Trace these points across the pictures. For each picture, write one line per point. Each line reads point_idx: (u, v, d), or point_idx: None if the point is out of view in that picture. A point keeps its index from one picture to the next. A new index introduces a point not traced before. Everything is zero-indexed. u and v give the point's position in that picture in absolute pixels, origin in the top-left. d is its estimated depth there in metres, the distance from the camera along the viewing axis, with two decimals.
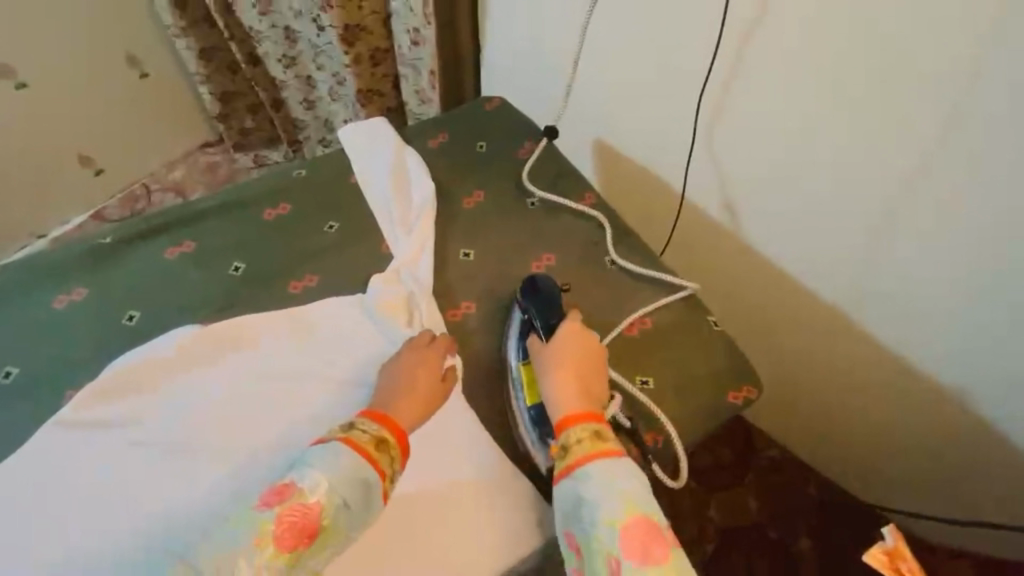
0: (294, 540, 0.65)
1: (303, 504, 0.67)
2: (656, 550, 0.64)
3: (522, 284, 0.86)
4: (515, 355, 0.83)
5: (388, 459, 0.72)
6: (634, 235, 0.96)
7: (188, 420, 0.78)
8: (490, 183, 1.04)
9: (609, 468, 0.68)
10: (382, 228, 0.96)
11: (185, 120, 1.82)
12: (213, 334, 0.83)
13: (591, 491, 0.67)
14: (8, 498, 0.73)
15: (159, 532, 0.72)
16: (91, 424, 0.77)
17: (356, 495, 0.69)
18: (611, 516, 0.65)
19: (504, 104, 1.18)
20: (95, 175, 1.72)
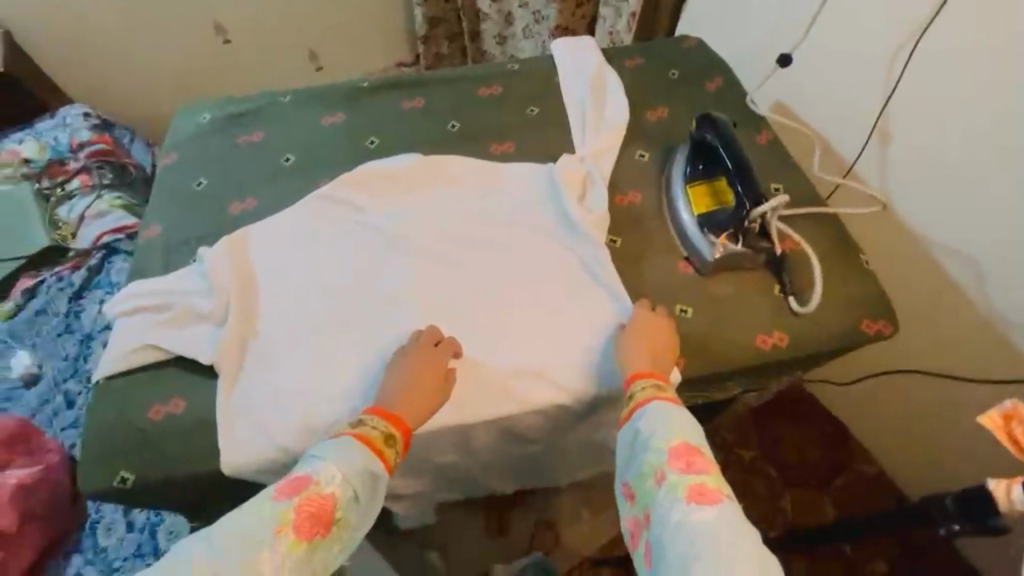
0: (313, 528, 0.65)
1: (318, 495, 0.67)
2: (701, 466, 0.68)
3: (697, 119, 0.94)
4: (682, 179, 0.93)
5: (393, 451, 0.74)
6: (800, 172, 1.02)
7: (405, 217, 0.97)
8: (673, 103, 1.14)
9: (667, 408, 0.73)
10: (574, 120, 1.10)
11: (395, 43, 2.43)
12: (437, 161, 1.01)
13: (646, 426, 0.72)
14: (270, 236, 0.93)
15: (377, 288, 0.90)
16: (341, 200, 0.98)
17: (361, 503, 0.69)
18: (659, 440, 0.71)
19: (701, 43, 1.27)
20: (315, 70, 2.38)
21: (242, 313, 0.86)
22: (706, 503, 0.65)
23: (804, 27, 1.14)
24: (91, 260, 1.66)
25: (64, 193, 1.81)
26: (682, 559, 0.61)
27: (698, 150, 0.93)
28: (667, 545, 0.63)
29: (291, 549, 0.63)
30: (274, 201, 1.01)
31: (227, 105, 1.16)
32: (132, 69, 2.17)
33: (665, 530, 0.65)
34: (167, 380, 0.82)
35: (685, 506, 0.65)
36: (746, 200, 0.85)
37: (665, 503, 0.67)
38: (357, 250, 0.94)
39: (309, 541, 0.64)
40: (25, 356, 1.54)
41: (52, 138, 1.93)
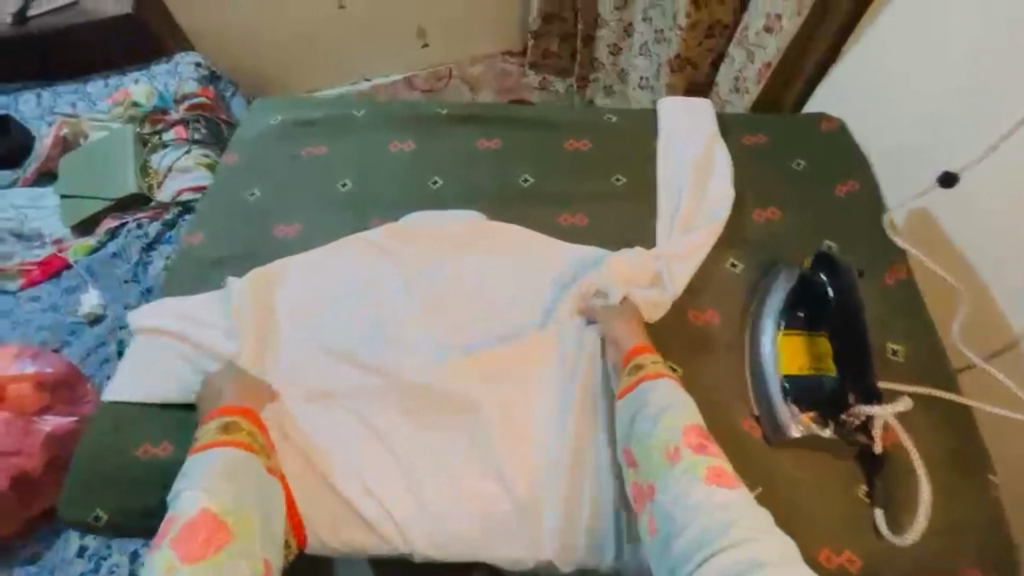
0: (204, 546, 0.61)
1: (190, 522, 0.62)
2: (714, 451, 0.66)
3: (816, 255, 0.75)
4: (774, 323, 0.77)
5: (249, 437, 0.71)
6: (929, 334, 0.81)
7: (431, 276, 0.88)
8: (789, 203, 0.95)
9: (677, 389, 0.72)
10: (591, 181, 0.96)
11: (506, 31, 2.37)
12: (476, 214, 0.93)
13: (652, 400, 0.71)
14: (306, 271, 0.88)
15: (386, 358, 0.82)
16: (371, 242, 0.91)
17: (255, 503, 0.65)
18: (673, 418, 0.68)
19: (842, 129, 1.05)
20: (421, 47, 2.34)
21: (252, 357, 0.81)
22: (721, 486, 0.63)
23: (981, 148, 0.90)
24: (167, 215, 1.73)
25: (160, 141, 1.88)
26: (690, 533, 0.60)
27: (804, 294, 0.75)
28: (674, 522, 0.62)
29: (194, 570, 0.59)
30: (318, 233, 0.95)
31: (301, 108, 1.11)
32: (248, 23, 2.21)
33: (676, 506, 0.63)
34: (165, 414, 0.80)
35: (705, 487, 0.63)
36: (850, 389, 0.70)
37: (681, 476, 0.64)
38: (375, 307, 0.86)
39: (209, 557, 0.60)
40: (92, 294, 1.61)
41: (161, 85, 2.01)
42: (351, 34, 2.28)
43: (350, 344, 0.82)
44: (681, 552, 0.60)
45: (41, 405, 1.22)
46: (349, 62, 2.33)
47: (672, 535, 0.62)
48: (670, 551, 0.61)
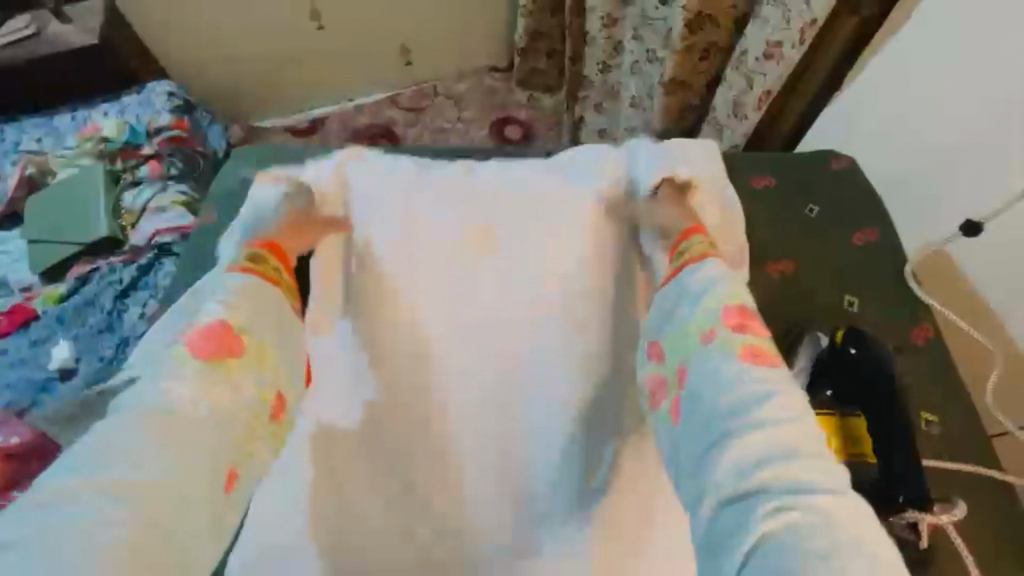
0: (215, 351, 0.58)
1: (212, 329, 0.59)
2: (754, 329, 0.60)
3: (843, 330, 0.69)
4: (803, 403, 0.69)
5: (275, 270, 0.67)
6: (964, 398, 0.77)
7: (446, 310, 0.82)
8: (805, 255, 0.89)
9: (725, 266, 0.65)
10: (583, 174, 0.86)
11: (491, 47, 2.31)
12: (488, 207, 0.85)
13: (694, 280, 0.65)
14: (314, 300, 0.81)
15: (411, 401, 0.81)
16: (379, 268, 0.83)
17: (272, 326, 0.63)
18: (716, 296, 0.62)
19: (854, 167, 1.00)
20: (405, 65, 2.27)
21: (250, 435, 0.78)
22: (761, 364, 0.58)
23: (1005, 195, 0.85)
24: (143, 258, 1.64)
25: (133, 178, 1.80)
26: (725, 403, 0.56)
27: (834, 372, 0.69)
28: (706, 395, 0.58)
29: (202, 374, 0.57)
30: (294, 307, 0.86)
31: (281, 158, 1.04)
32: (223, 46, 2.11)
33: (713, 385, 0.58)
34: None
35: (741, 362, 0.57)
36: (903, 497, 0.60)
37: (711, 355, 0.59)
38: (376, 354, 0.81)
39: (226, 361, 0.59)
40: (63, 346, 1.51)
41: (132, 116, 1.91)
42: (331, 54, 2.19)
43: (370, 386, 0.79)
44: (739, 402, 0.55)
45: None
46: (330, 83, 2.26)
47: (713, 397, 0.57)
48: (698, 434, 0.57)
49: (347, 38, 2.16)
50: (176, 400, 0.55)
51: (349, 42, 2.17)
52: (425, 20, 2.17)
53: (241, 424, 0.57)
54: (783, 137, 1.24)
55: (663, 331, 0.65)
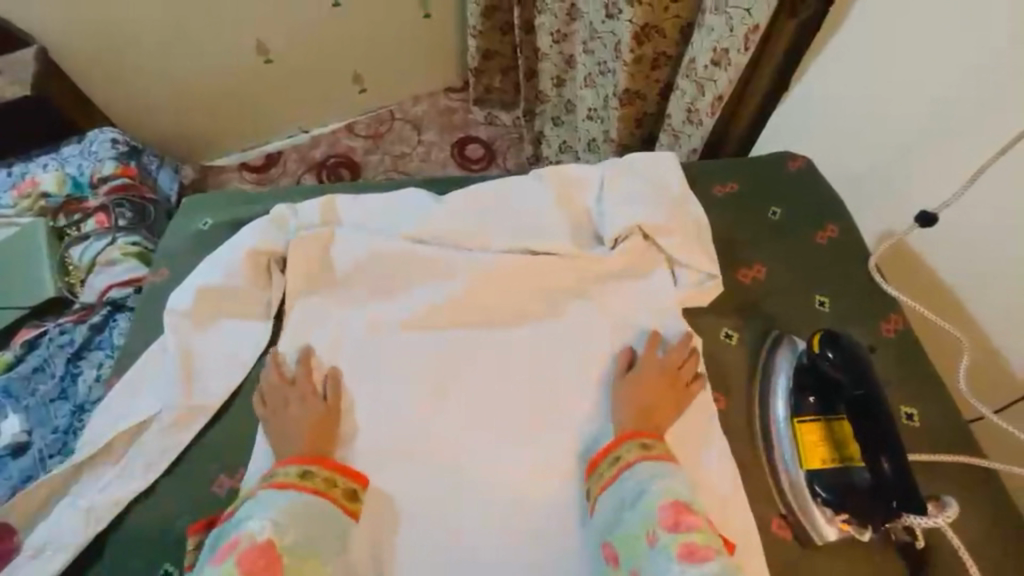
0: (261, 574, 0.62)
1: (254, 547, 0.63)
2: (692, 523, 0.61)
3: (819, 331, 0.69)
4: (785, 409, 0.70)
5: (332, 489, 0.71)
6: (941, 385, 0.78)
7: (424, 318, 0.85)
8: (773, 259, 0.89)
9: (655, 466, 0.67)
10: (526, 184, 0.93)
11: (445, 68, 2.30)
12: (457, 224, 0.90)
13: (633, 485, 0.66)
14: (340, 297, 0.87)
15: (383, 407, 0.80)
16: (354, 285, 0.87)
17: (314, 539, 0.66)
18: (647, 499, 0.64)
19: (810, 167, 1.02)
20: (359, 93, 2.25)
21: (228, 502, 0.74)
22: (700, 563, 0.58)
23: (951, 189, 0.90)
24: (95, 316, 1.56)
25: (79, 233, 1.70)
26: None
27: (814, 374, 0.69)
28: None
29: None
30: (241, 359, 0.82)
31: (233, 204, 1.00)
32: (165, 89, 2.03)
33: None
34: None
35: (681, 567, 0.58)
36: (898, 503, 0.60)
37: (658, 566, 0.59)
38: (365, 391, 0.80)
39: None
40: (14, 419, 1.41)
41: (74, 168, 1.82)
42: (282, 88, 2.14)
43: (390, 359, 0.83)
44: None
45: None
46: (284, 116, 2.21)
47: None
48: None
49: (297, 70, 2.12)
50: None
51: (300, 74, 2.13)
52: (374, 47, 2.14)
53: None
54: (738, 138, 1.26)
55: (612, 535, 0.65)
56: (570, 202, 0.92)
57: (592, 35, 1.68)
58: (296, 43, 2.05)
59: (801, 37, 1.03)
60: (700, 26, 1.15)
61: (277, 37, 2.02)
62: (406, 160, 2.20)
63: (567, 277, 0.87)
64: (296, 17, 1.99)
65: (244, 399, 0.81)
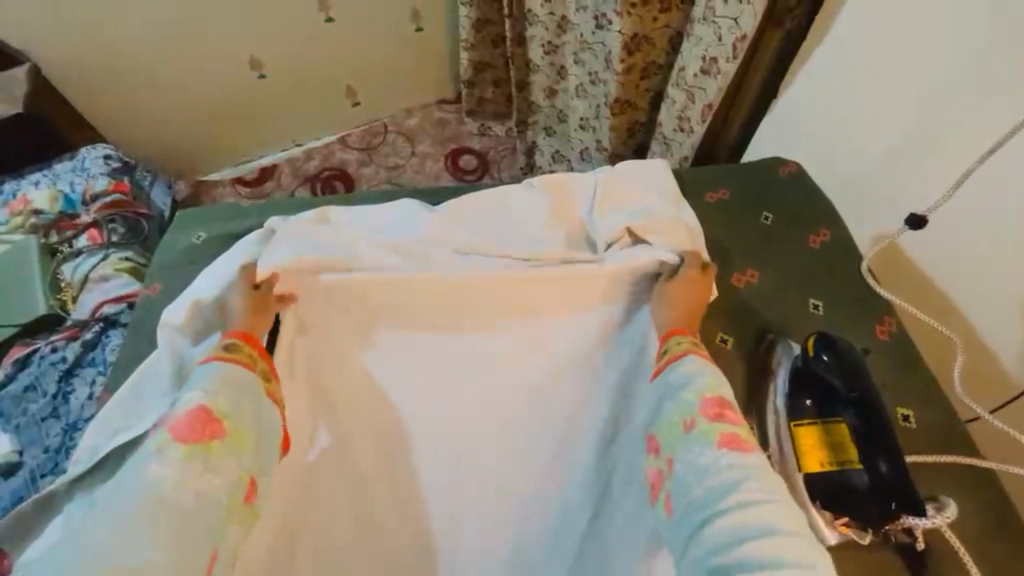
0: (197, 436, 0.61)
1: (188, 412, 0.62)
2: (733, 416, 0.61)
3: (815, 336, 0.70)
4: (782, 413, 0.70)
5: (256, 362, 0.71)
6: (936, 386, 0.78)
7: (423, 322, 0.86)
8: (766, 263, 0.90)
9: (704, 361, 0.67)
10: (519, 194, 0.94)
11: (438, 81, 2.32)
12: (448, 233, 0.90)
13: (679, 376, 0.66)
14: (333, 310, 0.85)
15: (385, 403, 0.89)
16: (337, 291, 0.84)
17: (249, 403, 0.66)
18: (692, 388, 0.64)
19: (800, 172, 1.03)
20: (353, 106, 2.26)
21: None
22: (738, 453, 0.59)
23: (937, 194, 0.92)
24: (87, 334, 1.54)
25: (71, 249, 1.69)
26: (709, 485, 0.58)
27: (810, 378, 0.69)
28: (690, 482, 0.60)
29: (190, 456, 0.59)
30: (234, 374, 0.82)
31: (227, 218, 1.00)
32: (158, 104, 2.04)
33: (692, 478, 0.59)
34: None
35: (715, 452, 0.59)
36: (896, 505, 0.61)
37: (692, 449, 0.61)
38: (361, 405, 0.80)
39: (209, 441, 0.61)
40: (4, 440, 1.39)
41: (66, 184, 1.81)
42: (275, 102, 2.15)
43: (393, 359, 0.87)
44: (715, 488, 0.57)
45: None
46: (278, 130, 2.22)
47: (693, 487, 0.59)
48: (692, 514, 0.58)
49: (291, 84, 2.13)
50: (163, 478, 0.58)
51: (294, 88, 2.14)
52: (367, 60, 2.16)
53: (221, 509, 0.60)
54: (730, 145, 1.27)
55: (656, 425, 0.66)
56: (560, 209, 0.92)
57: (583, 47, 1.70)
58: (289, 57, 2.07)
59: (786, 47, 1.06)
60: (689, 36, 1.16)
61: (271, 51, 2.03)
62: (400, 172, 2.21)
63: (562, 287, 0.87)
64: (289, 32, 2.01)
65: None
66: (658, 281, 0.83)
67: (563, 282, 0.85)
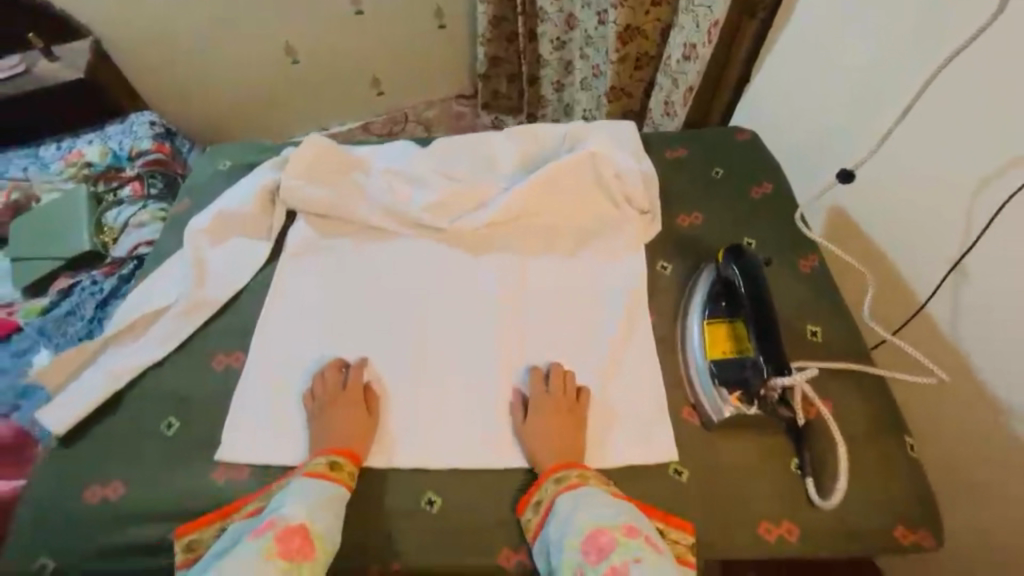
0: (296, 556, 0.66)
1: (289, 531, 0.67)
2: (607, 548, 0.66)
3: (727, 249, 0.82)
4: (700, 314, 0.82)
5: (347, 476, 0.74)
6: (848, 312, 0.89)
7: (413, 220, 0.98)
8: (710, 210, 1.02)
9: (570, 505, 0.70)
10: (500, 141, 1.06)
11: (456, 75, 2.50)
12: (436, 165, 1.03)
13: (555, 530, 0.69)
14: (336, 202, 0.98)
15: (366, 288, 0.93)
16: (341, 219, 1.00)
17: (338, 524, 0.70)
18: (568, 541, 0.67)
19: (755, 139, 1.15)
20: (377, 95, 2.46)
21: (222, 376, 0.85)
22: None
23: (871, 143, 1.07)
24: (123, 270, 1.73)
25: (115, 198, 1.89)
26: None
27: (725, 284, 0.81)
28: None
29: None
30: (237, 274, 0.95)
31: (250, 153, 1.16)
32: (203, 81, 2.27)
33: None
34: (136, 443, 0.79)
35: None
36: (766, 363, 0.72)
37: None
38: (348, 289, 0.93)
39: (299, 564, 0.66)
40: (44, 354, 1.59)
41: (116, 143, 2.03)
42: (307, 86, 2.36)
43: (390, 248, 0.97)
44: None
45: None
46: (309, 113, 2.44)
47: None
48: None
49: (326, 71, 2.34)
50: None
51: (326, 75, 2.35)
52: (392, 52, 2.36)
53: None
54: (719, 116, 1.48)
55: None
56: (532, 152, 1.04)
57: (586, 41, 1.86)
58: (323, 47, 2.27)
59: (760, 30, 1.28)
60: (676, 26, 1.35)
61: (307, 39, 2.24)
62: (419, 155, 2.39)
63: (525, 218, 0.98)
64: (325, 22, 2.21)
65: (249, 298, 0.94)
66: (618, 212, 0.98)
67: (531, 217, 0.98)
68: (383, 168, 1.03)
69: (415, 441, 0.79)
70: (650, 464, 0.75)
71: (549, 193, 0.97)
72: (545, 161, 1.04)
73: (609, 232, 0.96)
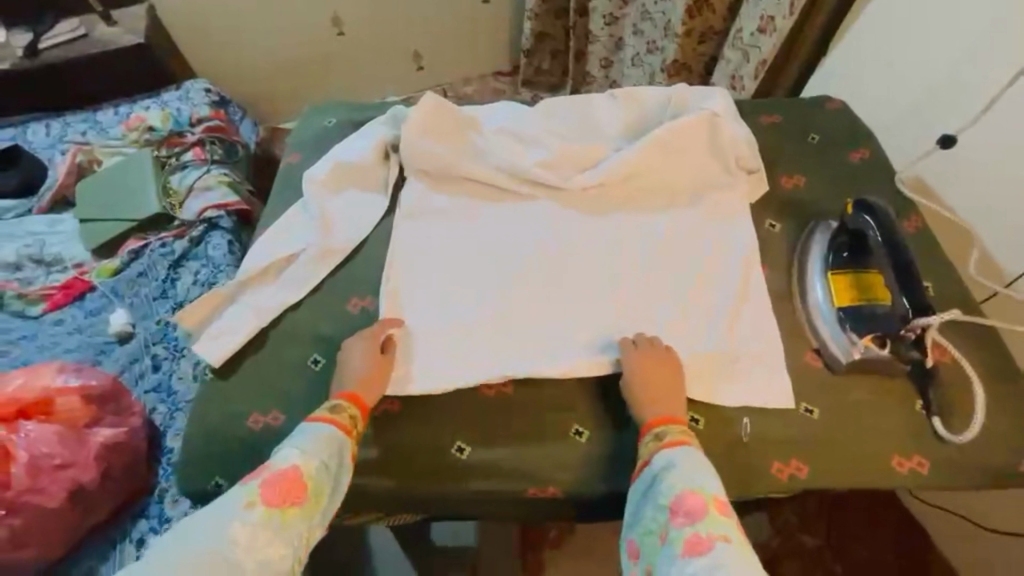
0: (285, 498, 0.67)
1: (280, 472, 0.69)
2: (692, 516, 0.66)
3: (857, 203, 0.86)
4: (822, 266, 0.86)
5: (351, 424, 0.76)
6: (954, 270, 0.92)
7: (526, 174, 1.00)
8: (811, 173, 1.05)
9: (667, 458, 0.72)
10: (604, 103, 1.08)
11: (498, 52, 2.50)
12: (545, 124, 1.06)
13: (654, 483, 0.71)
14: (452, 156, 1.02)
15: (483, 238, 0.97)
16: (453, 173, 1.02)
17: (331, 472, 0.72)
18: (659, 495, 0.69)
19: (845, 107, 1.16)
20: (417, 69, 2.45)
21: (359, 317, 0.89)
22: (697, 557, 0.62)
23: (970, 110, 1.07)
24: (193, 232, 1.75)
25: (178, 162, 1.90)
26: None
27: (854, 236, 0.85)
28: None
29: (266, 517, 0.66)
30: (353, 227, 0.97)
31: (350, 110, 1.18)
32: (251, 52, 2.29)
33: None
34: (285, 377, 0.83)
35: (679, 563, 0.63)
36: (908, 307, 0.79)
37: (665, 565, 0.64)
38: (467, 239, 0.97)
39: (285, 509, 0.67)
40: (121, 313, 1.62)
41: (175, 108, 2.04)
42: (349, 59, 2.37)
43: (506, 203, 1.01)
44: None
45: (91, 417, 1.22)
46: (351, 87, 2.45)
47: None
48: None
49: (371, 44, 2.35)
50: (245, 526, 0.64)
51: (370, 48, 2.35)
52: (437, 26, 2.36)
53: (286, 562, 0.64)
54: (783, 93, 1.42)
55: (633, 531, 0.70)
56: (638, 113, 1.06)
57: (644, 17, 1.87)
58: (368, 19, 2.28)
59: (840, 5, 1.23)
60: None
61: (352, 11, 2.24)
62: None
63: (635, 177, 1.00)
64: None
65: (372, 248, 0.96)
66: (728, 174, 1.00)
67: (643, 177, 1.00)
68: (495, 126, 1.06)
69: (532, 384, 0.83)
70: (780, 404, 0.79)
71: (657, 155, 1.00)
72: (649, 124, 1.06)
73: (715, 194, 0.99)
